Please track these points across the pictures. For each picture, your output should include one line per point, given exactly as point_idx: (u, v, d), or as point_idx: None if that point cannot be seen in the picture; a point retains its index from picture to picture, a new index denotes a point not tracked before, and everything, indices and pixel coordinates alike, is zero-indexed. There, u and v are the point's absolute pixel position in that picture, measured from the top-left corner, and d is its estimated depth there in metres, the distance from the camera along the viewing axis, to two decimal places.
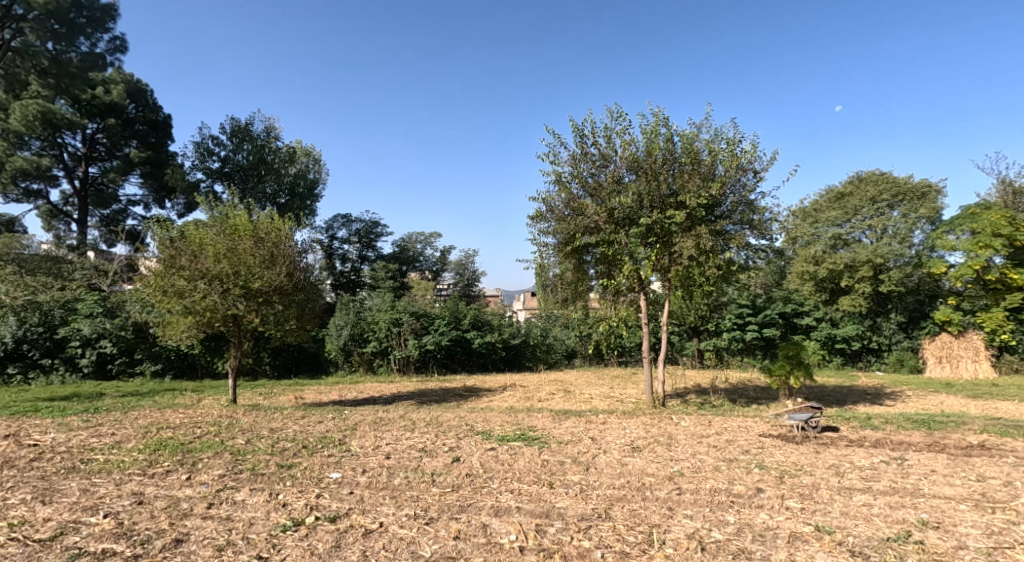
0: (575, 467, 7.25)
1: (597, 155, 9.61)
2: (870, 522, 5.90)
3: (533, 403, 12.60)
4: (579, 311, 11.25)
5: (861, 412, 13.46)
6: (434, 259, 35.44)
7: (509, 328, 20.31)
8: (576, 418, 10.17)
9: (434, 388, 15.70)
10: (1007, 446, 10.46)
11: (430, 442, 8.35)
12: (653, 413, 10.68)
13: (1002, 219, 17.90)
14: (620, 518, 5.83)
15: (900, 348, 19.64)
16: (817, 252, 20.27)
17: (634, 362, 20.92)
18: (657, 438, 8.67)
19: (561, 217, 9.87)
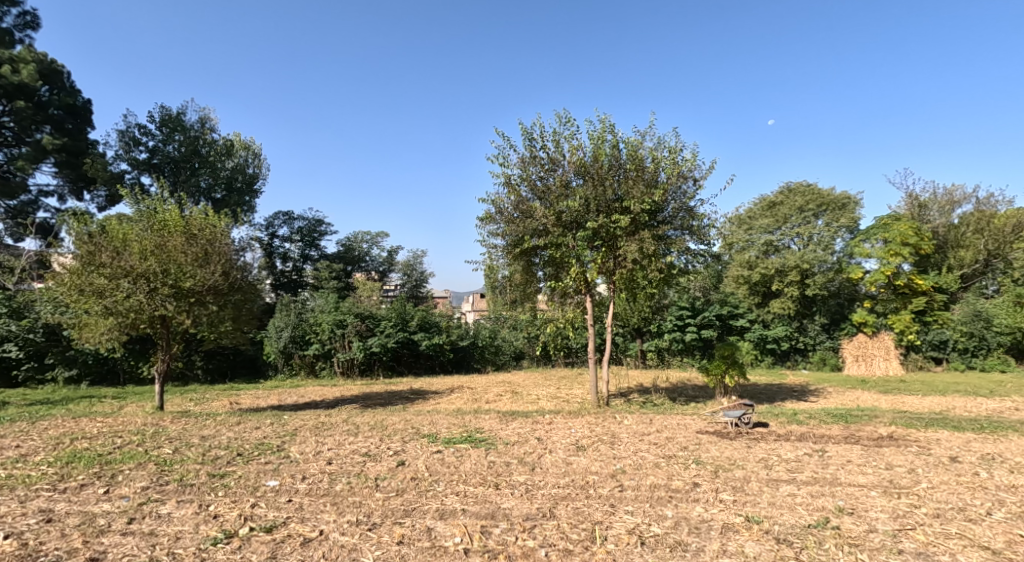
0: (521, 468, 7.74)
1: (546, 159, 10.12)
2: (794, 511, 6.58)
3: (480, 405, 13.03)
4: (527, 313, 11.78)
5: (788, 408, 14.54)
6: (381, 260, 35.47)
7: (458, 329, 20.73)
8: (523, 419, 10.65)
9: (379, 392, 15.85)
10: (912, 436, 11.63)
11: (374, 446, 8.68)
12: (598, 412, 11.27)
13: (909, 230, 19.86)
14: (563, 516, 6.29)
15: (824, 348, 20.91)
16: (751, 257, 21.30)
17: (580, 363, 21.63)
18: (600, 438, 9.25)
19: (510, 219, 10.32)
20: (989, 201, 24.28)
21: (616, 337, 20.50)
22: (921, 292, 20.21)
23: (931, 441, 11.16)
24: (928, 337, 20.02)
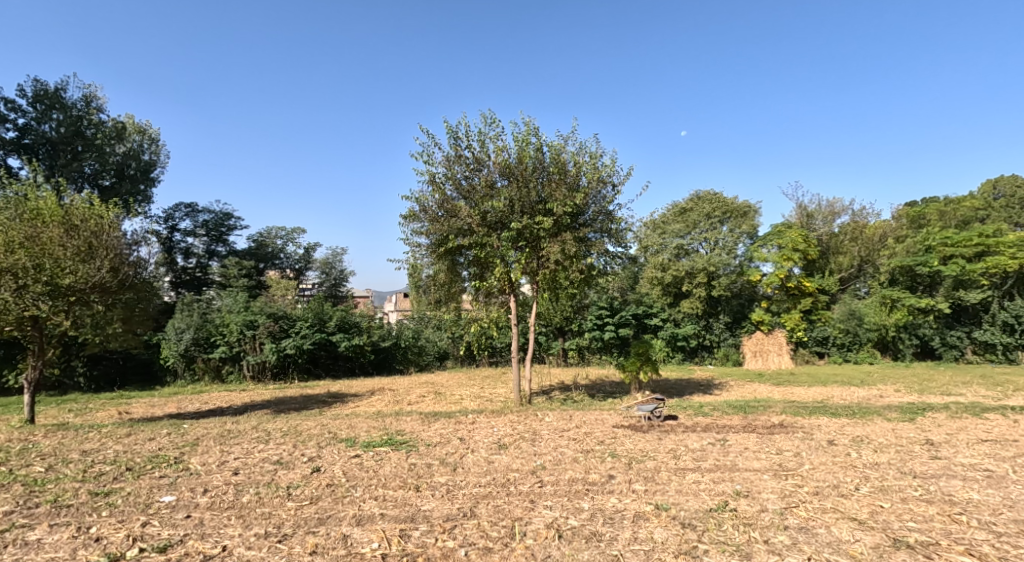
0: (443, 469, 7.88)
1: (471, 159, 10.62)
2: (698, 496, 7.00)
3: (401, 406, 13.35)
4: (451, 313, 12.18)
5: (695, 401, 15.71)
6: (297, 257, 34.73)
7: (379, 330, 20.91)
8: (445, 420, 11.05)
9: (294, 397, 15.72)
10: (799, 423, 12.95)
11: (286, 453, 8.61)
12: (521, 410, 11.85)
13: (800, 237, 21.80)
14: (484, 514, 6.36)
15: (727, 345, 22.68)
16: (664, 260, 22.61)
17: (504, 362, 22.25)
18: (522, 435, 9.69)
19: (435, 218, 10.76)
20: (863, 213, 27.03)
21: (540, 336, 21.12)
22: (808, 293, 22.26)
23: (813, 427, 12.48)
24: (813, 333, 22.47)
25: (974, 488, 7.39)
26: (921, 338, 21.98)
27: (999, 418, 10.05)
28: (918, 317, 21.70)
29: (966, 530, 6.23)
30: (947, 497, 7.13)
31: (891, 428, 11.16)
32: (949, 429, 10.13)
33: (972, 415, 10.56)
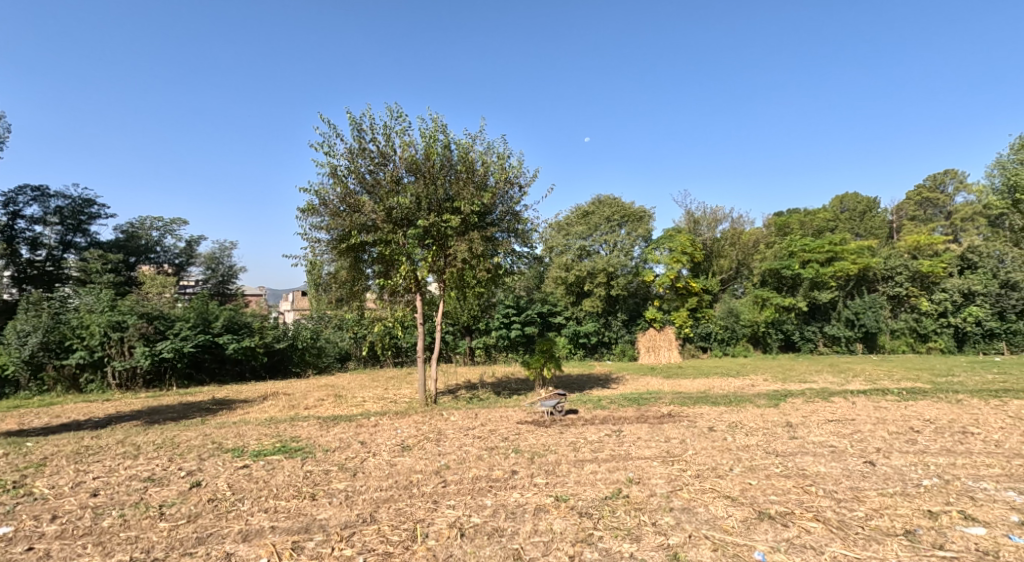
0: (342, 475, 7.72)
1: (377, 154, 10.78)
2: (595, 486, 7.41)
3: (298, 411, 13.00)
4: (354, 312, 12.26)
5: (594, 395, 16.64)
6: (176, 251, 32.93)
7: (273, 330, 20.08)
8: (346, 424, 10.80)
9: (173, 403, 14.59)
10: (684, 413, 14.09)
11: (159, 468, 8.05)
12: (425, 411, 11.60)
13: (688, 242, 23.66)
14: (384, 519, 6.44)
15: (624, 341, 23.97)
16: (567, 260, 23.63)
17: (409, 362, 22.43)
18: (427, 436, 9.58)
19: (337, 213, 10.81)
20: (740, 221, 29.61)
21: (447, 335, 20.97)
22: (693, 293, 24.06)
23: (696, 416, 13.62)
24: (697, 329, 24.27)
25: (821, 462, 8.16)
26: (785, 332, 24.51)
27: (841, 401, 11.64)
28: (782, 312, 24.18)
29: (814, 498, 6.88)
30: (802, 471, 7.84)
31: (759, 413, 12.46)
32: (804, 412, 11.57)
33: (822, 399, 12.15)
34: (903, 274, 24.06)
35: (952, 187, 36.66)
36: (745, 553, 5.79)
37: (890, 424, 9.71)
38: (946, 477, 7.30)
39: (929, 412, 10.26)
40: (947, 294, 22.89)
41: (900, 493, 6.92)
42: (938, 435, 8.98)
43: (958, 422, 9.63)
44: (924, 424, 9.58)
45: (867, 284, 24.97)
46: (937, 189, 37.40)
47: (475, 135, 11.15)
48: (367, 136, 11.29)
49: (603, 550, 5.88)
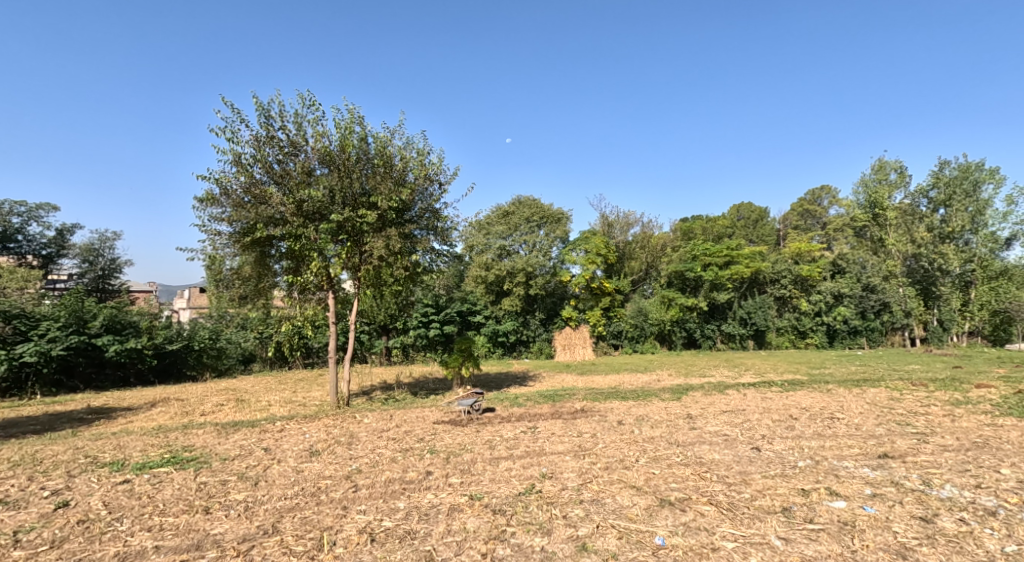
0: (241, 484, 7.43)
1: (286, 143, 10.37)
2: (509, 483, 7.73)
3: (192, 418, 11.17)
4: (260, 311, 11.75)
5: (511, 393, 16.99)
6: (43, 240, 30.51)
7: (164, 330, 18.36)
8: (247, 429, 9.88)
9: (40, 415, 13.28)
10: (596, 407, 14.67)
11: (17, 489, 7.38)
12: (336, 414, 10.82)
13: (602, 244, 24.69)
14: (288, 529, 6.37)
15: (541, 340, 24.60)
16: (488, 260, 23.88)
17: (321, 363, 21.81)
18: (337, 439, 9.28)
19: (240, 204, 10.33)
20: (649, 225, 30.98)
21: (362, 335, 20.96)
22: (607, 293, 25.17)
23: (607, 410, 14.21)
24: (610, 328, 25.38)
25: (717, 450, 8.88)
26: (687, 330, 26.07)
27: (735, 393, 12.65)
28: (686, 312, 25.59)
29: (708, 483, 7.52)
30: (699, 459, 8.51)
31: (664, 406, 13.22)
32: (702, 405, 12.45)
33: (718, 392, 13.13)
34: (786, 278, 26.21)
35: (828, 201, 39.89)
36: (647, 539, 6.26)
37: (774, 412, 10.70)
38: (817, 458, 8.20)
39: (806, 401, 11.39)
40: (822, 294, 25.46)
41: (780, 474, 7.70)
42: (812, 421, 10.00)
43: (828, 408, 10.76)
44: (802, 412, 10.63)
45: (759, 286, 26.87)
46: (815, 203, 40.57)
47: (393, 130, 11.08)
48: (276, 123, 10.82)
49: (515, 546, 6.19)
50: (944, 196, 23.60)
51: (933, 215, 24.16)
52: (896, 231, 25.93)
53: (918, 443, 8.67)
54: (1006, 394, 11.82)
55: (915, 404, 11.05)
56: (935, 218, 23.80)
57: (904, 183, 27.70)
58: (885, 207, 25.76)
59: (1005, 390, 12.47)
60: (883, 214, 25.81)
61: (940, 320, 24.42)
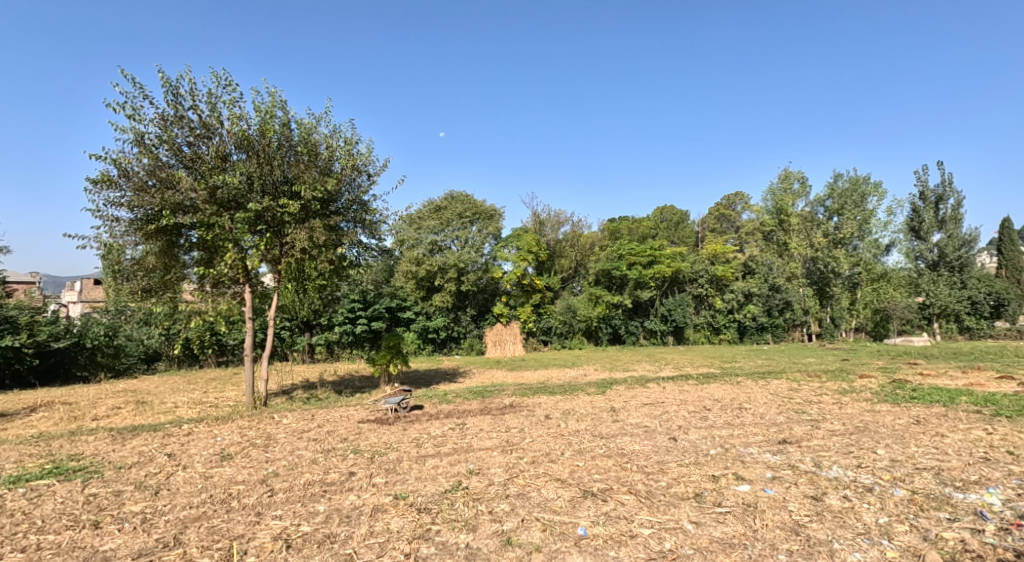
0: (140, 494, 6.98)
1: (198, 124, 9.78)
2: (435, 480, 7.68)
3: (83, 423, 10.39)
4: (164, 307, 10.59)
5: (440, 390, 16.90)
6: None
7: (50, 327, 16.72)
8: (148, 434, 9.27)
9: None
10: (524, 403, 14.79)
11: None
12: (252, 415, 10.42)
13: (533, 242, 24.95)
14: (193, 540, 6.07)
15: (472, 336, 24.61)
16: (418, 255, 23.46)
17: (235, 362, 20.72)
18: (253, 442, 8.90)
19: (143, 187, 9.63)
20: (579, 224, 31.52)
21: (283, 331, 20.05)
22: (537, 289, 25.59)
23: (535, 405, 14.34)
24: (539, 324, 25.73)
25: (637, 441, 9.17)
26: (613, 327, 26.78)
27: (655, 387, 13.09)
28: (612, 309, 26.44)
29: (628, 473, 7.75)
30: (621, 450, 8.74)
31: (588, 400, 13.48)
32: (625, 398, 12.81)
33: (640, 385, 13.56)
34: (703, 277, 27.13)
35: (741, 206, 41.86)
36: (569, 530, 6.37)
37: (690, 404, 11.16)
38: (726, 446, 8.61)
39: (718, 393, 11.95)
40: (735, 294, 26.64)
41: (694, 462, 8.03)
42: (723, 411, 10.51)
43: (737, 399, 11.34)
44: (714, 403, 11.14)
45: (679, 285, 27.69)
46: (730, 208, 42.45)
47: (319, 117, 10.71)
48: (185, 101, 10.17)
49: (439, 544, 6.16)
50: (838, 205, 27.01)
51: (828, 223, 27.17)
52: (798, 237, 27.64)
53: (812, 429, 9.28)
54: (885, 383, 12.86)
55: (811, 393, 11.83)
56: (829, 225, 26.84)
57: (805, 193, 29.45)
58: (790, 214, 28.29)
59: (885, 379, 13.55)
60: (788, 220, 28.32)
61: (832, 317, 26.66)
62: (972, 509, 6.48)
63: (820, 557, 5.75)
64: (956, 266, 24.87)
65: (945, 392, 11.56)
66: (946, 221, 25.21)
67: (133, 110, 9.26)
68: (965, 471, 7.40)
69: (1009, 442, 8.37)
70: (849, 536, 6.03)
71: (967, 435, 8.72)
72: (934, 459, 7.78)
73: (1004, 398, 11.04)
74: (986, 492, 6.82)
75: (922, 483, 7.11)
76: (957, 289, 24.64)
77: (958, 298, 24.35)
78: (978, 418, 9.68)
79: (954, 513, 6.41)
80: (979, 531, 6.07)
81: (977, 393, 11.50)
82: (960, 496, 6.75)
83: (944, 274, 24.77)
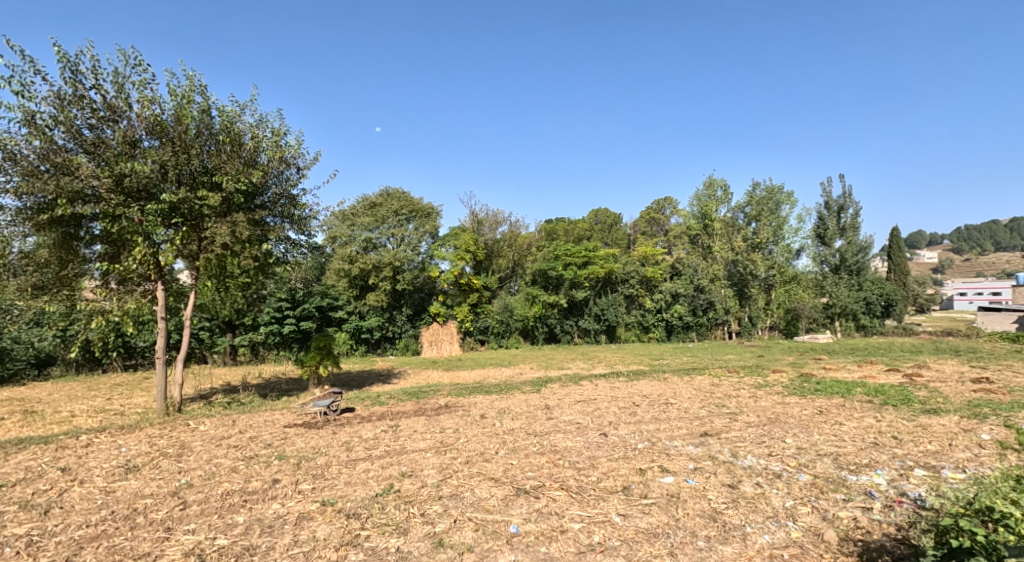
0: (27, 515, 6.33)
1: (103, 106, 9.03)
2: (366, 484, 7.36)
3: None
4: (60, 306, 9.70)
5: (373, 391, 16.39)
6: None
7: None
8: (39, 448, 8.46)
9: None
10: (460, 403, 14.54)
11: None
12: (164, 422, 9.72)
13: (471, 241, 24.78)
14: None
15: (407, 336, 24.17)
16: (351, 252, 22.83)
17: (145, 365, 19.36)
18: (164, 451, 8.28)
19: (36, 173, 8.77)
20: (516, 224, 31.54)
21: (201, 332, 18.79)
22: (475, 289, 25.41)
23: (470, 405, 14.13)
24: (476, 324, 25.57)
25: (569, 437, 9.13)
26: (549, 326, 26.97)
27: (587, 384, 13.16)
28: (547, 308, 26.65)
29: (561, 469, 7.68)
30: (554, 447, 8.67)
31: (524, 398, 13.40)
32: (559, 396, 12.83)
33: (574, 383, 13.62)
34: (635, 277, 27.56)
35: (670, 210, 43.08)
36: (501, 528, 6.22)
37: (620, 400, 11.29)
38: (653, 440, 8.70)
39: (646, 389, 12.14)
40: (663, 294, 27.31)
41: (623, 456, 8.06)
42: (651, 407, 10.66)
43: (664, 395, 11.55)
44: (642, 399, 11.30)
45: (611, 285, 28.02)
46: (660, 212, 43.60)
47: (243, 105, 10.12)
48: (86, 80, 9.33)
49: (368, 549, 5.89)
50: (754, 212, 28.25)
51: (746, 228, 28.42)
52: (722, 241, 28.74)
53: (730, 421, 9.54)
54: (794, 377, 13.48)
55: (730, 388, 12.19)
56: (748, 230, 28.11)
57: (727, 200, 30.55)
58: (714, 219, 28.98)
59: (795, 374, 14.18)
60: (712, 226, 28.97)
61: (750, 316, 27.53)
62: (863, 489, 6.78)
63: (734, 541, 5.86)
64: (854, 270, 27.16)
65: (844, 384, 12.20)
66: (847, 228, 27.32)
67: (23, 86, 8.41)
68: (858, 456, 7.76)
69: (894, 427, 8.88)
70: (760, 520, 6.18)
71: (860, 422, 9.20)
72: (833, 446, 8.13)
73: (893, 388, 11.77)
74: (875, 474, 7.16)
75: (822, 468, 7.40)
76: (854, 291, 26.64)
77: (856, 299, 26.24)
78: (869, 407, 10.24)
79: (849, 493, 6.69)
80: (868, 509, 6.35)
81: (870, 385, 12.23)
82: (853, 478, 7.06)
83: (845, 277, 26.87)
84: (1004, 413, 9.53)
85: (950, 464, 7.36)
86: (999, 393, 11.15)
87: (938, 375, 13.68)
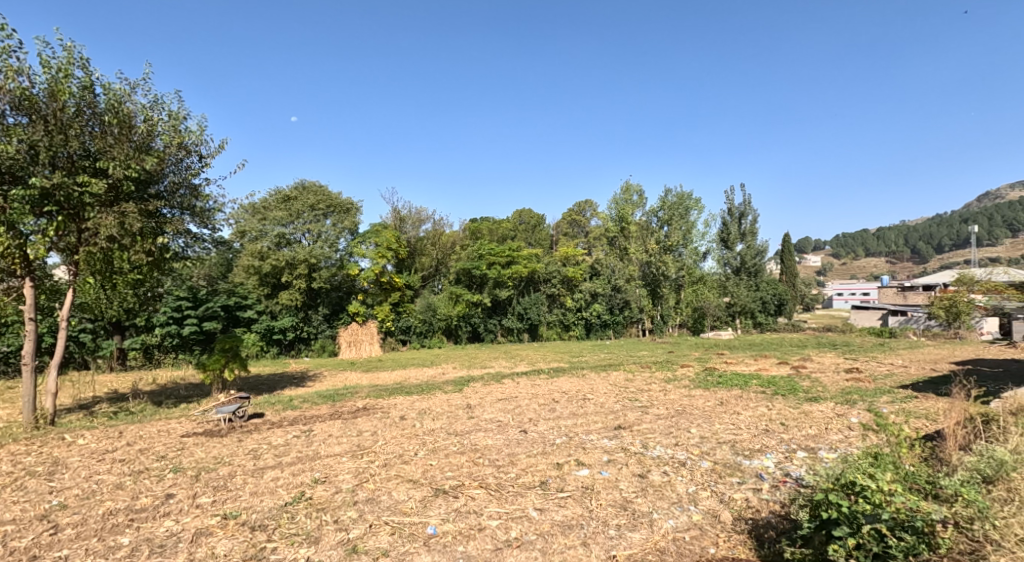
0: None
1: None
2: (274, 494, 6.80)
3: None
4: None
5: (284, 395, 15.52)
6: None
7: None
8: None
9: None
10: (379, 405, 13.98)
11: None
12: (32, 438, 8.65)
13: (393, 238, 24.16)
14: None
15: (324, 336, 23.19)
16: (262, 248, 21.58)
17: (15, 372, 17.37)
18: (32, 471, 7.35)
19: None
20: (440, 223, 30.94)
21: (82, 335, 17.05)
22: (396, 288, 24.83)
23: (390, 406, 13.62)
24: (398, 323, 24.92)
25: (489, 436, 8.89)
26: (472, 325, 26.75)
27: (509, 383, 13.00)
28: (471, 308, 26.43)
29: (479, 468, 7.43)
30: (473, 446, 8.42)
31: (445, 398, 13.04)
32: (480, 395, 12.58)
33: (495, 382, 13.40)
34: (556, 277, 27.83)
35: (591, 213, 44.01)
36: (418, 530, 5.89)
37: (540, 398, 11.18)
38: (570, 435, 8.60)
39: (565, 386, 12.12)
40: (582, 294, 27.68)
41: (540, 452, 7.91)
42: (569, 403, 10.61)
43: (581, 391, 11.57)
44: (561, 395, 11.25)
45: (534, 285, 28.10)
46: (580, 214, 44.43)
47: (134, 84, 9.21)
48: None
49: None
50: (666, 218, 28.85)
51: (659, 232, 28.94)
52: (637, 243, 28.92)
53: (642, 414, 9.63)
54: (700, 371, 13.92)
55: (643, 382, 12.37)
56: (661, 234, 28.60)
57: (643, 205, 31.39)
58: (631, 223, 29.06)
59: (701, 368, 14.69)
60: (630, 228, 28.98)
61: (661, 315, 28.44)
62: (755, 472, 6.95)
63: (642, 527, 5.82)
64: (752, 272, 29.17)
65: (743, 377, 12.68)
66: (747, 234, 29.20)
67: None
68: (751, 442, 8.00)
69: (782, 415, 9.27)
70: (665, 506, 6.20)
71: (755, 411, 9.54)
72: (731, 434, 8.34)
73: (782, 379, 12.39)
74: (764, 457, 7.39)
75: (721, 454, 7.56)
76: (753, 291, 28.46)
77: (753, 298, 28.09)
78: (762, 396, 10.70)
79: (742, 477, 6.84)
80: (758, 489, 6.52)
81: (763, 377, 12.83)
82: (747, 462, 7.24)
83: (745, 280, 28.87)
84: (868, 398, 10.22)
85: (825, 445, 7.73)
86: (867, 381, 11.97)
87: (819, 366, 14.60)
